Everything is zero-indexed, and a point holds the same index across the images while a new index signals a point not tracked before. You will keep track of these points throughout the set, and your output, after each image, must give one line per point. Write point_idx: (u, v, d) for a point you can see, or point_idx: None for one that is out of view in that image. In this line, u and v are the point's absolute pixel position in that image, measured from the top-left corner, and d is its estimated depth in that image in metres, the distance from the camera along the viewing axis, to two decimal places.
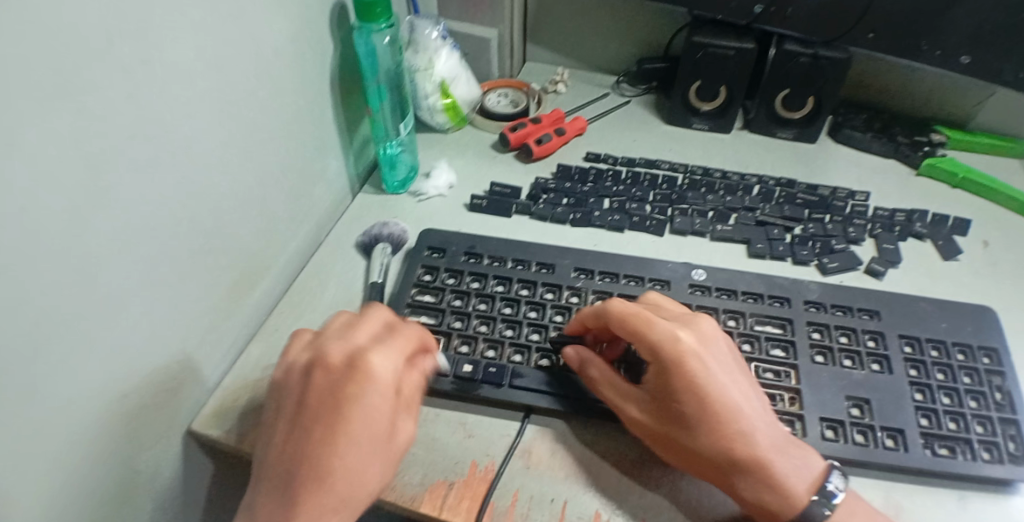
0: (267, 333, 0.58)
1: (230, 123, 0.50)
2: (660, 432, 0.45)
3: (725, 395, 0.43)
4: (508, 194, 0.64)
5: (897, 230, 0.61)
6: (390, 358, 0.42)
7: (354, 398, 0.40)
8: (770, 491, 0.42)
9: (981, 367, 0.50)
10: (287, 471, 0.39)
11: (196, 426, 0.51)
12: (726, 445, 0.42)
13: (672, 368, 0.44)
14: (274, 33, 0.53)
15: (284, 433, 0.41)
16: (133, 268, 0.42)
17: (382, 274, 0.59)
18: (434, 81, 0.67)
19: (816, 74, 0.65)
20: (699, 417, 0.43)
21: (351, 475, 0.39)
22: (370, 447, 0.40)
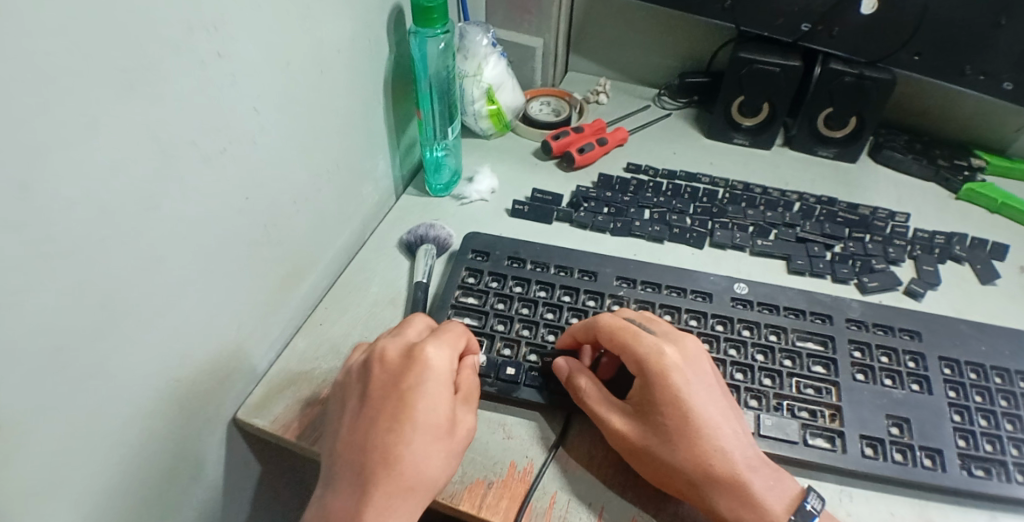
0: (313, 327, 0.59)
1: (290, 121, 0.51)
2: (640, 446, 0.45)
3: (702, 412, 0.44)
4: (550, 201, 0.65)
5: (937, 251, 0.61)
6: (442, 351, 0.45)
7: (416, 385, 0.43)
8: (747, 510, 0.42)
9: (1019, 391, 0.50)
10: (356, 461, 0.41)
11: (241, 414, 0.53)
12: (704, 460, 0.43)
13: (656, 381, 0.45)
14: (335, 35, 0.54)
15: (349, 425, 0.43)
16: (195, 257, 0.43)
17: (427, 275, 0.60)
18: (481, 88, 0.68)
19: (859, 94, 0.66)
20: (678, 431, 0.44)
21: (416, 463, 0.41)
22: (430, 436, 0.42)
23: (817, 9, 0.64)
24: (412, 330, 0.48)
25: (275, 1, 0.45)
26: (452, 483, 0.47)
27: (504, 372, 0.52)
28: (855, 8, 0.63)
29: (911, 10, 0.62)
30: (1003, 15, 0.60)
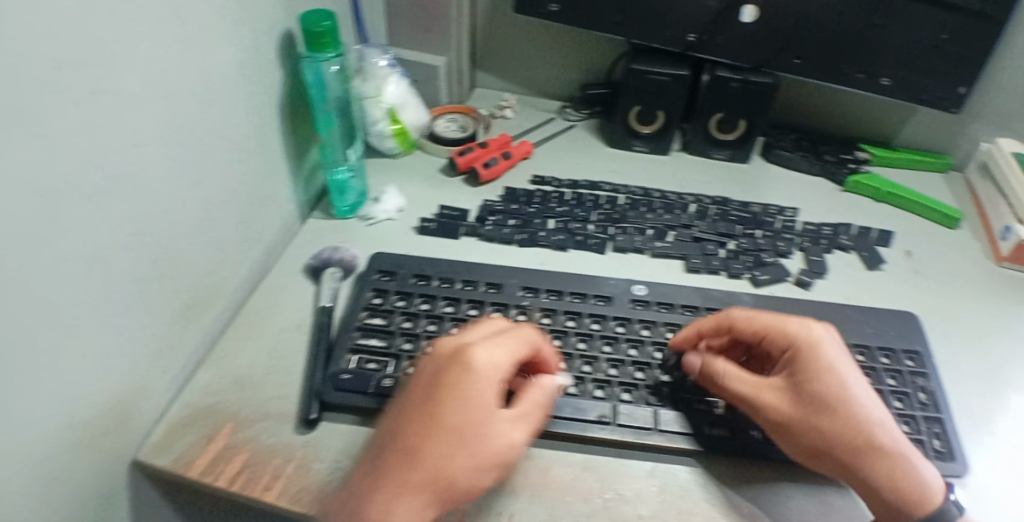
0: (215, 360, 0.57)
1: (177, 152, 0.50)
2: (794, 419, 0.45)
3: (847, 383, 0.45)
4: (457, 216, 0.66)
5: (824, 242, 0.65)
6: (494, 354, 0.43)
7: (449, 383, 0.41)
8: (904, 483, 0.43)
9: (905, 369, 0.53)
10: (389, 447, 0.40)
11: (142, 456, 0.50)
12: (870, 431, 0.44)
13: (810, 352, 0.46)
14: (221, 63, 0.54)
15: (395, 413, 0.43)
16: (80, 300, 0.41)
17: (332, 298, 0.60)
18: (382, 108, 0.69)
19: (747, 98, 0.69)
20: (843, 403, 0.44)
21: (444, 465, 0.39)
22: (449, 442, 0.40)
23: (701, 18, 0.67)
24: (482, 330, 0.47)
25: (152, 32, 0.44)
26: None
27: None
28: (738, 16, 0.67)
29: (789, 19, 0.66)
30: (878, 14, 0.64)
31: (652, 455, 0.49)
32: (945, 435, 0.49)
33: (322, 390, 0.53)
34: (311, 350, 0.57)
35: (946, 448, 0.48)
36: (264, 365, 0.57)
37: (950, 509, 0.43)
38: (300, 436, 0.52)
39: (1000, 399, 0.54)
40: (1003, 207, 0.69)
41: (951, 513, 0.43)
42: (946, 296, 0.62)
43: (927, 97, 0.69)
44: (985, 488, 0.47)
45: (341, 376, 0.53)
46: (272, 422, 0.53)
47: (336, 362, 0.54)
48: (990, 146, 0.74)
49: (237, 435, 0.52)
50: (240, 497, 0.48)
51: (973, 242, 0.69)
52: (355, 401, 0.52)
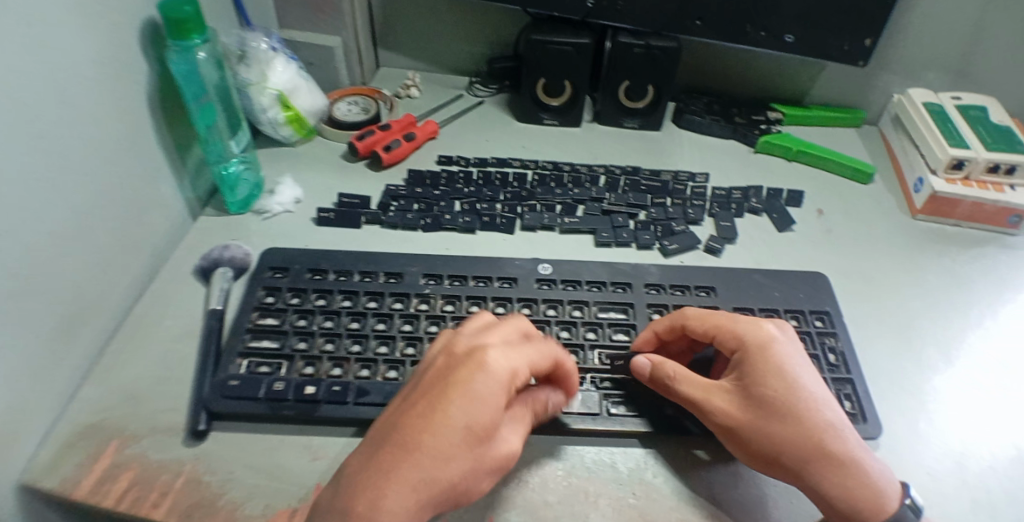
0: (102, 374, 0.53)
1: (31, 155, 0.45)
2: (744, 422, 0.42)
3: (799, 384, 0.43)
4: (357, 204, 0.63)
5: (734, 207, 0.64)
6: (508, 355, 0.40)
7: (465, 382, 0.38)
8: (858, 492, 0.40)
9: (813, 330, 0.52)
10: (381, 438, 0.38)
11: (30, 478, 0.46)
12: (822, 437, 0.41)
13: (757, 353, 0.44)
14: (71, 57, 0.49)
15: (396, 407, 0.40)
16: None
17: (223, 299, 0.56)
18: (270, 94, 0.66)
19: (650, 64, 0.67)
20: (792, 407, 0.42)
21: (431, 465, 0.36)
22: (457, 440, 0.37)
23: None
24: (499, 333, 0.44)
25: None
26: (253, 516, 0.44)
27: (304, 392, 0.49)
28: None
29: None
30: None
31: (561, 441, 0.48)
32: (856, 395, 0.48)
33: (209, 399, 0.49)
34: (200, 356, 0.53)
35: (857, 409, 0.48)
36: (153, 377, 0.53)
37: (904, 514, 0.40)
38: (190, 448, 0.48)
39: (913, 352, 0.54)
40: (918, 159, 0.68)
41: (906, 520, 0.40)
42: (858, 253, 0.62)
43: (834, 52, 0.68)
44: (899, 448, 0.47)
45: (229, 383, 0.50)
46: (164, 436, 0.49)
47: (225, 368, 0.51)
48: (904, 97, 0.73)
49: (126, 451, 0.48)
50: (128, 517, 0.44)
51: (887, 196, 0.69)
52: (246, 408, 0.49)
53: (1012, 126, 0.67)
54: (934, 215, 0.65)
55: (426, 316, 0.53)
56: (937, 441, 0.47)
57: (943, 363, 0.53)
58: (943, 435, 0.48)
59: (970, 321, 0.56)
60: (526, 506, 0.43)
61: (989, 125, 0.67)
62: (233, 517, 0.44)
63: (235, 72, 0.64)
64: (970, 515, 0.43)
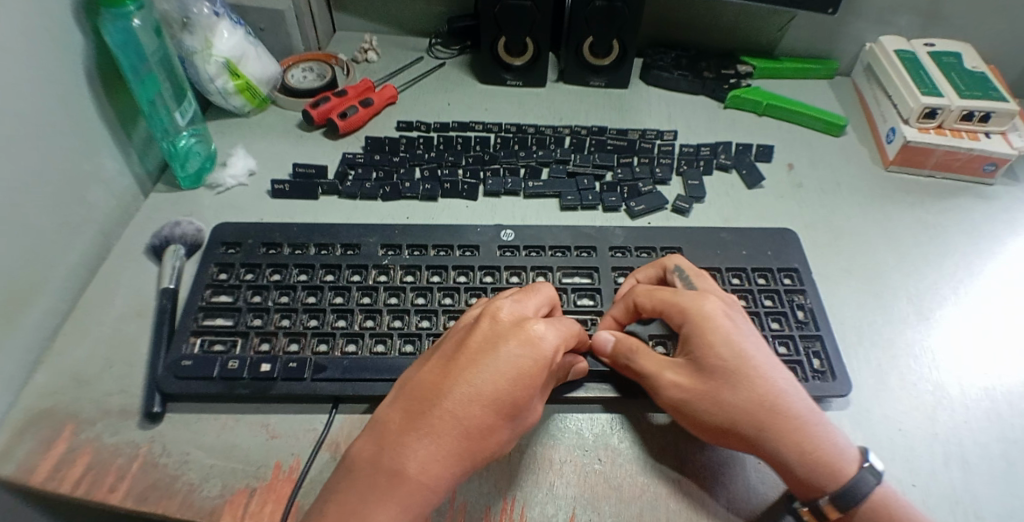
0: (49, 360, 0.50)
1: None
2: (695, 398, 0.41)
3: (748, 356, 0.41)
4: (313, 174, 0.61)
5: (702, 164, 0.62)
6: (554, 331, 0.39)
7: (515, 355, 0.37)
8: (813, 457, 0.40)
9: (781, 288, 0.51)
10: (423, 400, 0.37)
11: None
12: (776, 405, 0.40)
13: (700, 327, 0.42)
14: None
15: (436, 367, 0.38)
16: None
17: (175, 277, 0.54)
18: (216, 62, 0.63)
19: (612, 18, 0.65)
20: (744, 377, 0.40)
21: (474, 433, 0.36)
22: (500, 412, 0.37)
23: None
24: (532, 300, 0.42)
25: None
26: (210, 498, 0.43)
27: (259, 370, 0.47)
28: None
29: None
30: None
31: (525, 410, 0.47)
32: (824, 353, 0.47)
33: (162, 380, 0.47)
34: (152, 336, 0.51)
35: (826, 367, 0.47)
36: (104, 359, 0.50)
37: (863, 479, 0.39)
38: (144, 430, 0.46)
39: (882, 304, 0.53)
40: (890, 109, 0.66)
41: (863, 483, 0.39)
42: (829, 207, 0.61)
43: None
44: (863, 403, 0.46)
45: (182, 363, 0.48)
46: (118, 419, 0.47)
47: (177, 347, 0.49)
48: (875, 45, 0.71)
49: (81, 435, 0.46)
50: (85, 501, 0.43)
51: (860, 149, 0.67)
52: (200, 388, 0.47)
53: (987, 72, 0.65)
54: (908, 165, 0.64)
55: (385, 287, 0.52)
56: (902, 395, 0.47)
57: (910, 314, 0.52)
58: (911, 389, 0.47)
59: (941, 272, 0.56)
60: (488, 477, 0.43)
61: (963, 71, 0.65)
62: (189, 501, 0.43)
63: (177, 40, 0.61)
64: (937, 469, 0.43)
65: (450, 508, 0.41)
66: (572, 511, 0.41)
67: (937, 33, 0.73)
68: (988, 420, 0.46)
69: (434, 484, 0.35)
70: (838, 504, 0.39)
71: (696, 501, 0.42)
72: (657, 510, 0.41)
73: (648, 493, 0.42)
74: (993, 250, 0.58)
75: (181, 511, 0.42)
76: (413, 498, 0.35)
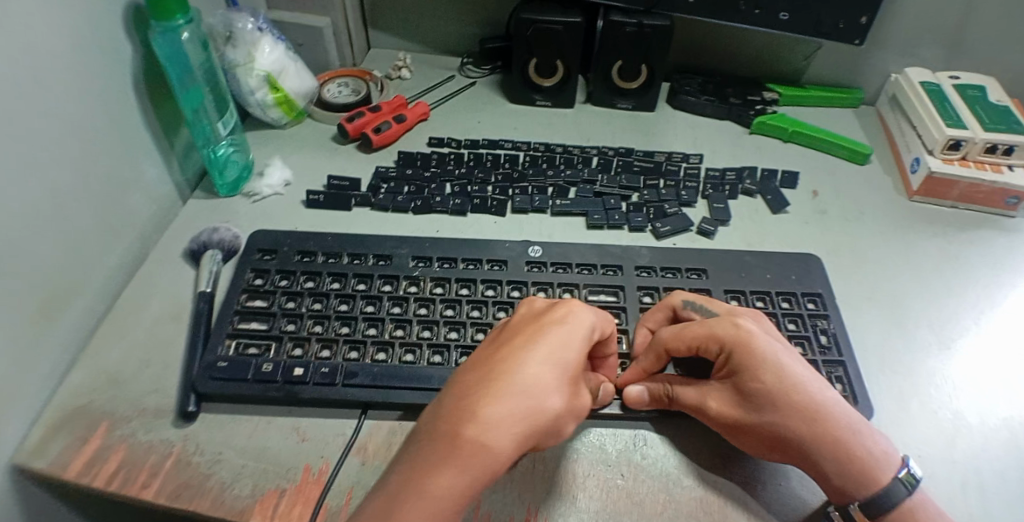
0: (87, 358, 0.52)
1: (12, 137, 0.45)
2: (738, 419, 0.43)
3: (787, 374, 0.42)
4: (346, 186, 0.63)
5: (727, 188, 0.64)
6: (592, 310, 0.42)
7: (561, 326, 0.40)
8: (856, 467, 0.41)
9: (804, 312, 0.51)
10: (480, 371, 0.38)
11: (15, 461, 0.45)
12: (818, 421, 0.41)
13: (742, 352, 0.43)
14: (54, 38, 0.48)
15: (488, 349, 0.40)
16: None
17: (211, 282, 0.55)
18: (258, 75, 0.65)
19: (641, 43, 0.68)
20: (785, 398, 0.42)
21: (537, 397, 0.36)
22: (556, 378, 0.38)
23: None
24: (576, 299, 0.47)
25: None
26: (241, 498, 0.44)
27: (291, 374, 0.49)
28: None
29: None
30: None
31: None
32: (847, 378, 0.48)
33: (197, 380, 0.49)
34: (189, 337, 0.53)
35: (849, 392, 0.47)
36: (139, 359, 0.52)
37: (895, 488, 0.40)
38: (179, 429, 0.48)
39: (904, 330, 0.53)
40: (915, 139, 0.67)
41: (894, 492, 0.40)
42: (851, 234, 0.61)
43: (828, 29, 0.68)
44: (885, 429, 0.46)
45: (217, 364, 0.49)
46: (151, 419, 0.48)
47: (213, 349, 0.50)
48: (902, 76, 0.72)
49: (115, 433, 0.47)
50: (118, 497, 0.44)
51: (884, 177, 0.68)
52: (234, 389, 0.48)
53: (1011, 106, 0.66)
54: (930, 195, 0.65)
55: (415, 298, 0.53)
56: (922, 421, 0.47)
57: (932, 342, 0.53)
58: (933, 415, 0.47)
59: (964, 303, 0.56)
60: (512, 487, 0.43)
61: (986, 104, 0.66)
62: (220, 500, 0.44)
63: (220, 54, 0.64)
64: (959, 498, 0.43)
65: (476, 517, 0.42)
66: None
67: (960, 65, 0.74)
68: (1011, 453, 0.46)
69: (497, 447, 0.35)
70: (869, 511, 0.40)
71: (717, 519, 0.42)
72: None
73: (671, 511, 0.43)
74: (1017, 282, 0.58)
75: (213, 510, 0.43)
76: (474, 457, 0.34)
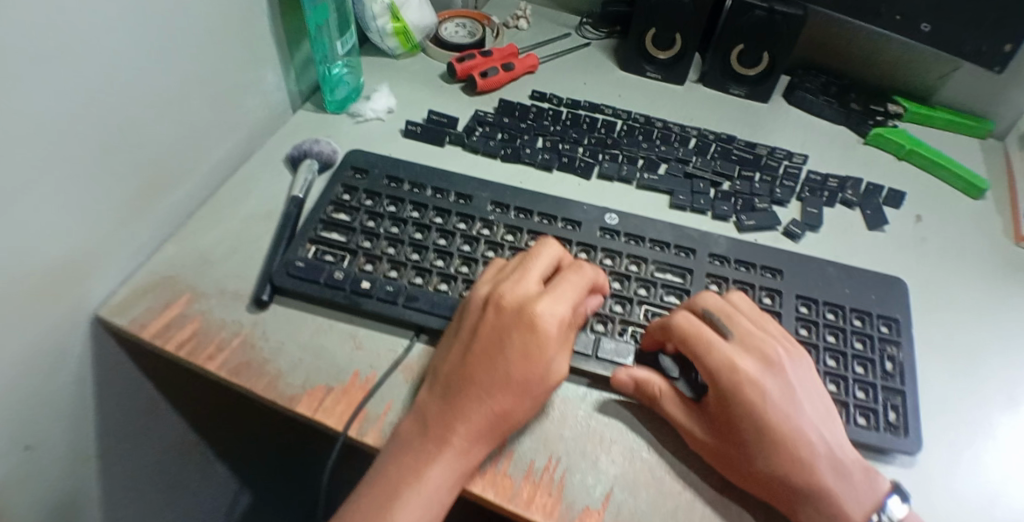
0: (185, 235, 0.58)
1: (153, 25, 0.50)
2: (719, 452, 0.41)
3: (777, 424, 0.40)
4: (444, 123, 0.65)
5: (826, 195, 0.60)
6: (555, 308, 0.44)
7: (520, 341, 0.43)
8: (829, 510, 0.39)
9: (876, 335, 0.48)
10: (453, 387, 0.43)
11: (103, 313, 0.52)
12: (801, 475, 0.39)
13: (732, 394, 0.41)
14: None
15: (459, 357, 0.44)
16: (38, 158, 0.43)
17: (304, 188, 0.60)
18: (382, 3, 0.68)
19: (768, 30, 0.64)
20: (767, 450, 0.40)
21: (495, 405, 0.42)
22: (518, 384, 0.42)
23: None
24: (539, 264, 0.47)
25: None
26: (293, 386, 0.48)
27: (359, 285, 0.52)
28: None
29: None
30: None
31: (588, 381, 0.48)
32: (903, 409, 0.45)
33: (275, 274, 0.53)
34: (275, 235, 0.57)
35: (901, 422, 0.44)
36: (229, 244, 0.58)
37: None
38: (250, 315, 0.53)
39: (976, 380, 0.49)
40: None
41: None
42: (950, 270, 0.56)
43: (968, 50, 0.62)
44: (930, 470, 0.44)
45: (296, 263, 0.53)
46: (227, 301, 0.53)
47: (293, 250, 0.55)
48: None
49: (192, 307, 0.53)
50: (184, 363, 0.50)
51: (993, 217, 0.62)
52: (306, 289, 0.52)
53: None
54: None
55: (485, 241, 0.54)
56: (974, 474, 0.44)
57: (1001, 395, 0.48)
58: (980, 467, 0.44)
59: None
60: (539, 435, 0.45)
61: None
62: (274, 384, 0.48)
63: None
64: None
65: (500, 455, 0.44)
66: (610, 488, 0.43)
67: None
68: None
69: (471, 455, 0.41)
70: None
71: (730, 515, 0.42)
72: (691, 512, 0.42)
73: (687, 494, 0.43)
74: None
75: (266, 390, 0.48)
76: (452, 463, 0.41)
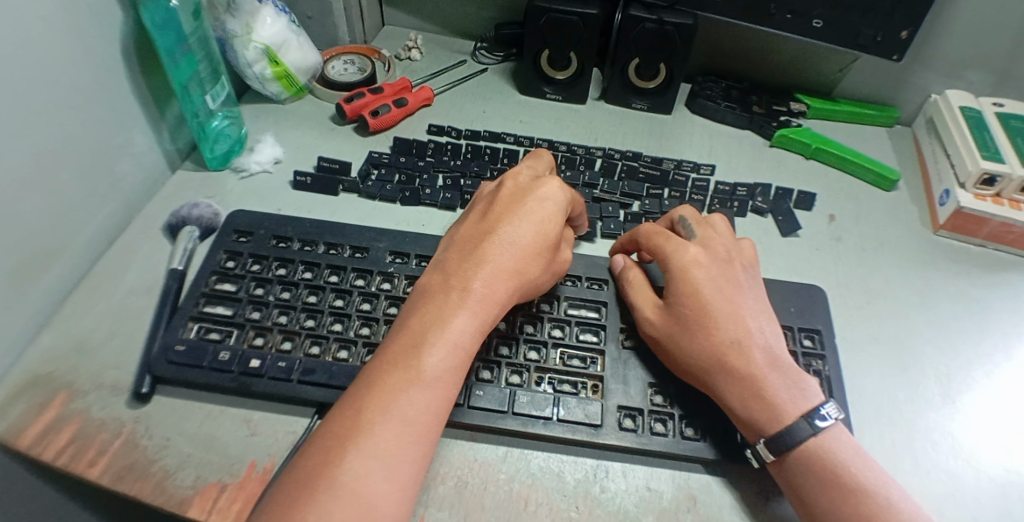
0: (58, 323, 0.51)
1: None
2: (662, 336, 0.45)
3: (721, 304, 0.44)
4: (337, 170, 0.61)
5: (736, 205, 0.58)
6: (569, 183, 0.48)
7: (540, 198, 0.46)
8: (759, 403, 0.41)
9: (798, 350, 0.46)
10: (473, 241, 0.45)
11: None
12: (733, 354, 0.42)
13: (675, 277, 0.45)
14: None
15: (477, 220, 0.46)
16: None
17: (185, 259, 0.54)
18: (255, 48, 0.63)
19: (661, 42, 0.63)
20: (706, 329, 0.43)
21: (518, 258, 0.43)
22: (537, 240, 0.45)
23: None
24: (540, 163, 0.52)
25: None
26: (182, 487, 0.42)
27: (248, 365, 0.47)
28: None
29: None
30: None
31: (507, 439, 0.44)
32: None
33: (153, 362, 0.47)
34: (154, 314, 0.51)
35: None
36: (105, 330, 0.51)
37: (798, 425, 0.40)
38: (131, 410, 0.46)
39: (904, 379, 0.48)
40: (948, 169, 0.61)
41: (797, 431, 0.39)
42: (868, 265, 0.56)
43: (864, 41, 0.62)
44: None
45: (176, 347, 0.48)
46: (104, 395, 0.47)
47: (173, 331, 0.49)
48: (941, 98, 0.66)
49: (71, 406, 0.46)
50: (65, 472, 0.43)
51: (905, 205, 0.62)
52: (190, 376, 0.47)
53: None
54: (957, 231, 0.58)
55: (386, 296, 0.50)
56: (916, 480, 0.42)
57: (934, 393, 0.47)
58: (921, 475, 0.42)
59: (978, 353, 0.50)
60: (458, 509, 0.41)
61: None
62: (162, 487, 0.42)
63: (220, 22, 0.61)
64: None
65: None
66: None
67: (1006, 94, 0.67)
68: None
69: (489, 308, 0.42)
70: (773, 450, 0.40)
71: None
72: None
73: None
74: None
75: (151, 497, 0.42)
76: (473, 312, 0.41)
